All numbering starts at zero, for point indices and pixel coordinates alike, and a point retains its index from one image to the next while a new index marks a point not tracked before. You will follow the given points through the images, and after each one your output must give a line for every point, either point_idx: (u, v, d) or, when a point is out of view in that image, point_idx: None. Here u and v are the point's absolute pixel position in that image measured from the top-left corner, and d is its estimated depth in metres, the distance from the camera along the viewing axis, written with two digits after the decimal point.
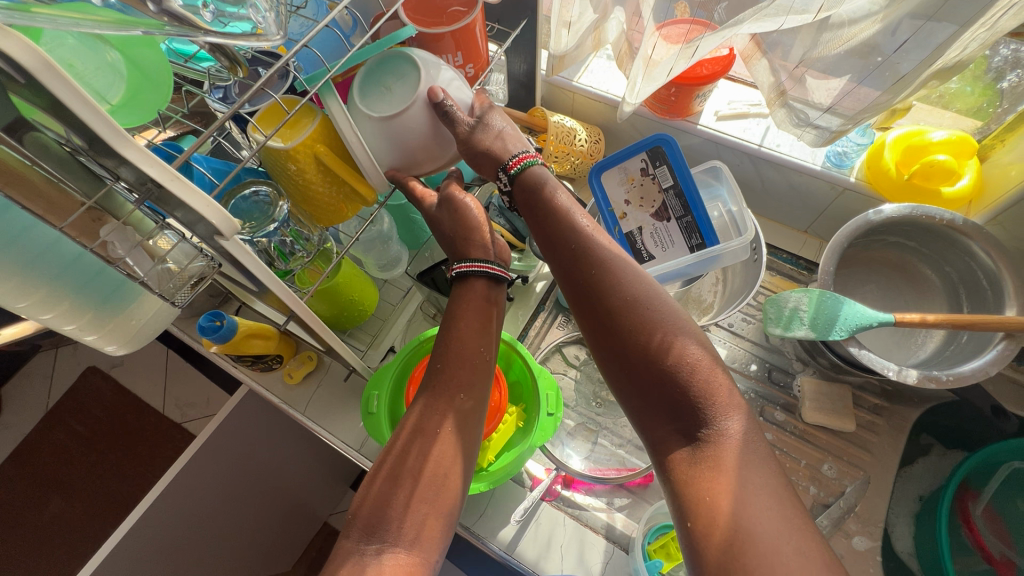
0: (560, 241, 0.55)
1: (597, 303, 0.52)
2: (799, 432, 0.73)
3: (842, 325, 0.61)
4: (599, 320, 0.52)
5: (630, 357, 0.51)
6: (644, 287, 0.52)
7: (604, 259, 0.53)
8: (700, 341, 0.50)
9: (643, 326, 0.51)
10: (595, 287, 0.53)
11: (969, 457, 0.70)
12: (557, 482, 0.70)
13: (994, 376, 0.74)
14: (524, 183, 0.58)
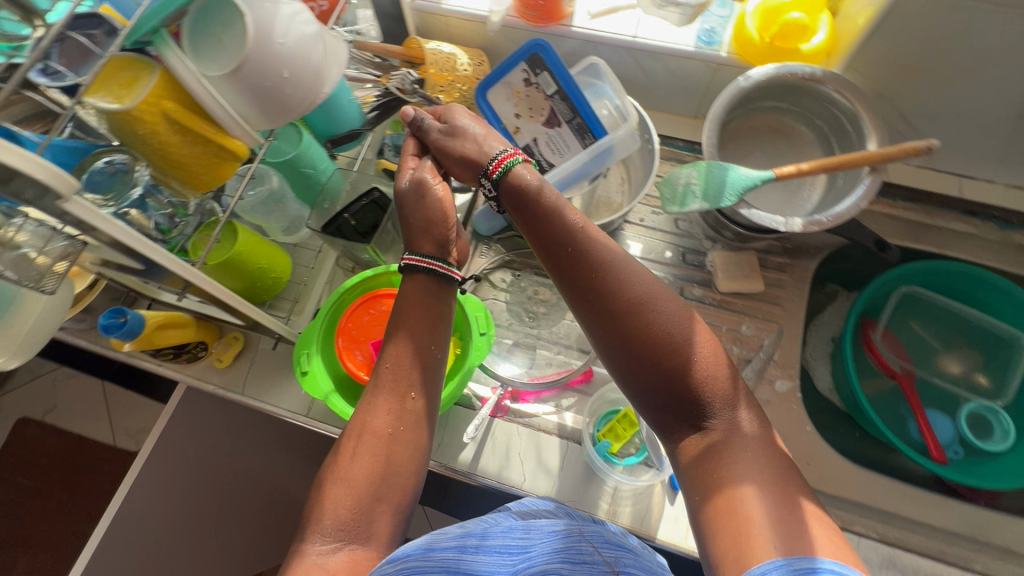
0: (558, 246, 0.55)
1: (603, 307, 0.53)
2: (717, 302, 0.79)
3: (732, 189, 0.64)
4: (605, 322, 0.53)
5: (638, 356, 0.52)
6: (652, 289, 0.53)
7: (608, 261, 0.54)
8: (706, 338, 0.52)
9: (651, 329, 0.51)
10: (602, 290, 0.53)
11: (859, 297, 0.78)
12: (505, 397, 0.73)
13: (877, 216, 0.81)
14: (519, 188, 0.58)
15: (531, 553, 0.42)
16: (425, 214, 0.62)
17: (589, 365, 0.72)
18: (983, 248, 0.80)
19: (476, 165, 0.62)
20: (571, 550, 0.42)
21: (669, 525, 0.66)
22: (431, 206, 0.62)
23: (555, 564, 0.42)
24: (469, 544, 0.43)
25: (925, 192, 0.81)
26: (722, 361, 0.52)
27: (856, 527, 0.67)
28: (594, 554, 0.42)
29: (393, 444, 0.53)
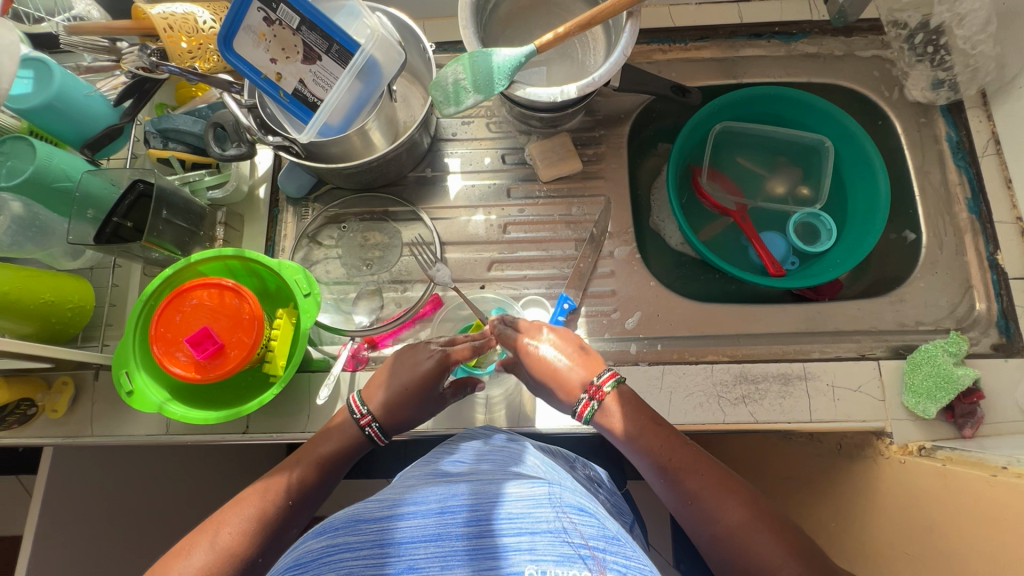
0: (646, 463, 0.55)
1: (694, 510, 0.52)
2: (545, 193, 0.79)
3: (499, 74, 0.63)
4: (702, 530, 0.51)
5: (738, 568, 0.48)
6: (747, 512, 0.49)
7: (705, 495, 0.51)
8: (820, 570, 0.45)
9: (746, 542, 0.48)
10: (692, 501, 0.52)
11: (673, 149, 0.80)
12: (362, 347, 0.72)
13: (673, 63, 0.82)
14: (614, 408, 0.58)
15: (476, 520, 0.30)
16: (407, 388, 0.60)
17: (435, 291, 0.74)
18: (774, 66, 0.83)
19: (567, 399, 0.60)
20: (536, 517, 0.30)
21: (544, 412, 0.68)
22: (417, 385, 0.61)
23: (514, 540, 0.29)
24: (393, 509, 0.31)
25: (710, 27, 0.82)
26: None
27: (710, 356, 0.71)
28: (568, 518, 0.30)
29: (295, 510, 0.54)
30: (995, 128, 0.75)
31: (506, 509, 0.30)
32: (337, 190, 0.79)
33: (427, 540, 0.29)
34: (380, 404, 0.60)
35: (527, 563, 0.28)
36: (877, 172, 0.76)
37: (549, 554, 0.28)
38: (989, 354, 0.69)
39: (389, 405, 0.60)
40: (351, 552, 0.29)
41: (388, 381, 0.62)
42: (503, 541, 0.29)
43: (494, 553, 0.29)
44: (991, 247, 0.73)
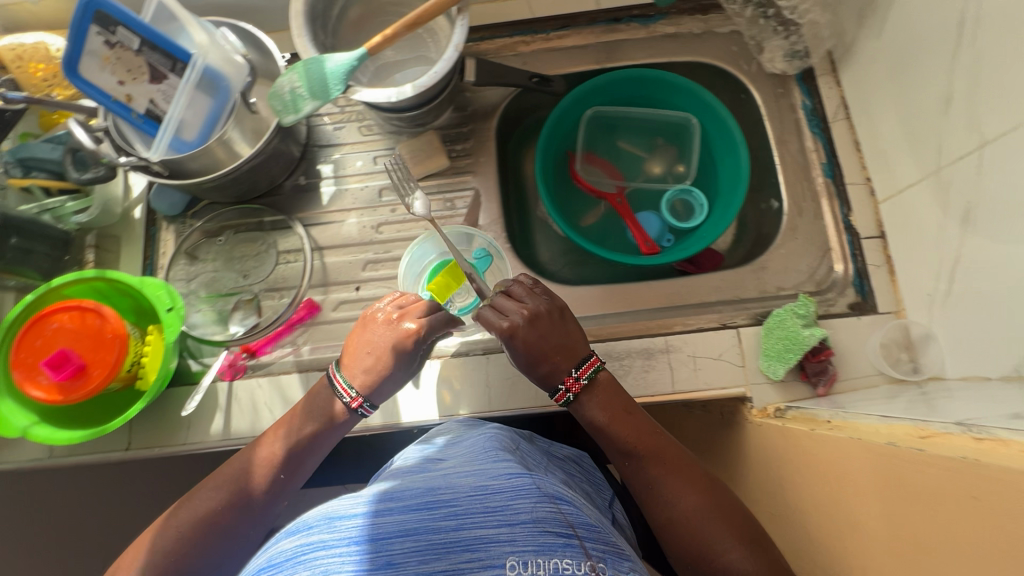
0: (614, 447, 0.57)
1: (649, 491, 0.55)
2: (417, 191, 0.80)
3: (333, 79, 0.64)
4: (653, 511, 0.54)
5: (681, 546, 0.52)
6: (701, 499, 0.53)
7: (664, 481, 0.54)
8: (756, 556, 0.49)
9: (695, 525, 0.52)
10: (649, 492, 0.55)
11: (542, 139, 0.81)
12: (238, 357, 0.73)
13: (536, 54, 0.84)
14: (589, 396, 0.59)
15: (458, 515, 0.35)
16: (380, 353, 0.60)
17: (308, 295, 0.76)
18: (636, 49, 0.84)
19: (569, 355, 0.60)
20: (512, 511, 0.36)
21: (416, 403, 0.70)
22: (393, 368, 0.60)
23: (493, 531, 0.35)
24: (380, 506, 0.35)
25: (570, 15, 0.84)
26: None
27: None
28: (540, 511, 0.36)
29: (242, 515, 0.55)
30: (843, 94, 0.77)
31: (484, 504, 0.36)
32: (213, 205, 0.80)
33: (412, 530, 0.34)
34: (364, 387, 0.60)
35: (506, 550, 0.34)
36: (737, 145, 0.79)
37: (524, 544, 0.34)
38: (846, 313, 0.71)
39: (373, 382, 0.60)
40: (345, 541, 0.33)
41: (361, 353, 0.60)
42: (485, 532, 0.34)
43: (475, 543, 0.34)
44: (846, 209, 0.74)
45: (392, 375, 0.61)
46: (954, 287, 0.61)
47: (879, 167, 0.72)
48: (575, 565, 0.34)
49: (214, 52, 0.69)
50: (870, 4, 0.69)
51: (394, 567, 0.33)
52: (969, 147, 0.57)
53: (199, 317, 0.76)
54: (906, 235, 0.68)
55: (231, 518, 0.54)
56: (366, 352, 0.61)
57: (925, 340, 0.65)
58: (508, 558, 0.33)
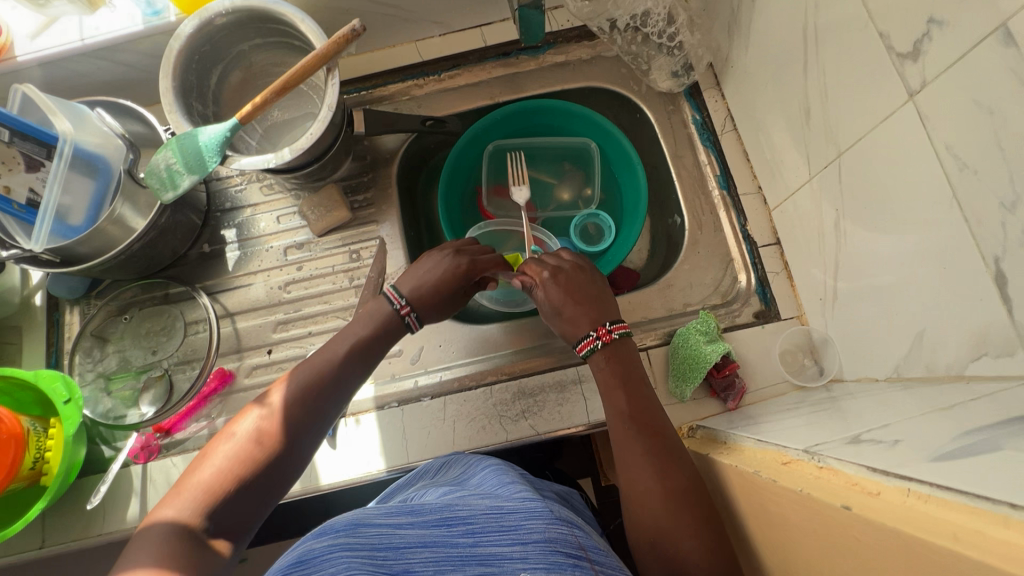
0: (615, 416, 0.59)
1: (632, 459, 0.56)
2: (322, 246, 0.80)
3: (208, 152, 0.64)
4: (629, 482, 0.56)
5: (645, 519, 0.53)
6: (678, 484, 0.53)
7: (650, 455, 0.55)
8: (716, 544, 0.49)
9: (667, 500, 0.52)
10: (623, 468, 0.57)
11: (441, 181, 0.82)
12: (152, 437, 0.71)
13: (429, 96, 0.84)
14: (606, 358, 0.62)
15: (475, 533, 0.42)
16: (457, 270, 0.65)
17: (219, 365, 0.75)
18: (529, 80, 0.85)
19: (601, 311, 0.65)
20: (525, 531, 0.42)
21: (331, 463, 0.69)
22: (427, 301, 0.64)
23: (506, 547, 0.41)
24: (403, 521, 0.41)
25: (459, 54, 0.84)
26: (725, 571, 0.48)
27: (491, 378, 0.73)
28: (551, 531, 0.43)
29: (259, 478, 0.50)
30: (729, 106, 0.79)
31: (500, 523, 0.43)
32: (116, 283, 0.79)
33: (433, 542, 0.40)
34: (411, 295, 0.63)
35: (517, 564, 0.40)
36: (635, 165, 0.81)
37: (535, 560, 0.40)
38: (751, 323, 0.72)
39: (419, 297, 0.63)
40: (372, 546, 0.38)
41: (403, 285, 0.65)
42: (499, 548, 0.41)
43: (490, 558, 0.40)
44: (742, 218, 0.76)
45: (366, 362, 0.60)
46: (839, 291, 0.63)
47: (767, 175, 0.73)
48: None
49: (88, 132, 0.69)
50: (737, 20, 0.71)
51: (413, 572, 0.38)
52: (831, 157, 0.58)
53: (109, 399, 0.74)
54: (796, 241, 0.69)
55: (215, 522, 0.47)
56: (332, 352, 0.59)
57: (824, 343, 0.66)
58: (520, 571, 0.39)
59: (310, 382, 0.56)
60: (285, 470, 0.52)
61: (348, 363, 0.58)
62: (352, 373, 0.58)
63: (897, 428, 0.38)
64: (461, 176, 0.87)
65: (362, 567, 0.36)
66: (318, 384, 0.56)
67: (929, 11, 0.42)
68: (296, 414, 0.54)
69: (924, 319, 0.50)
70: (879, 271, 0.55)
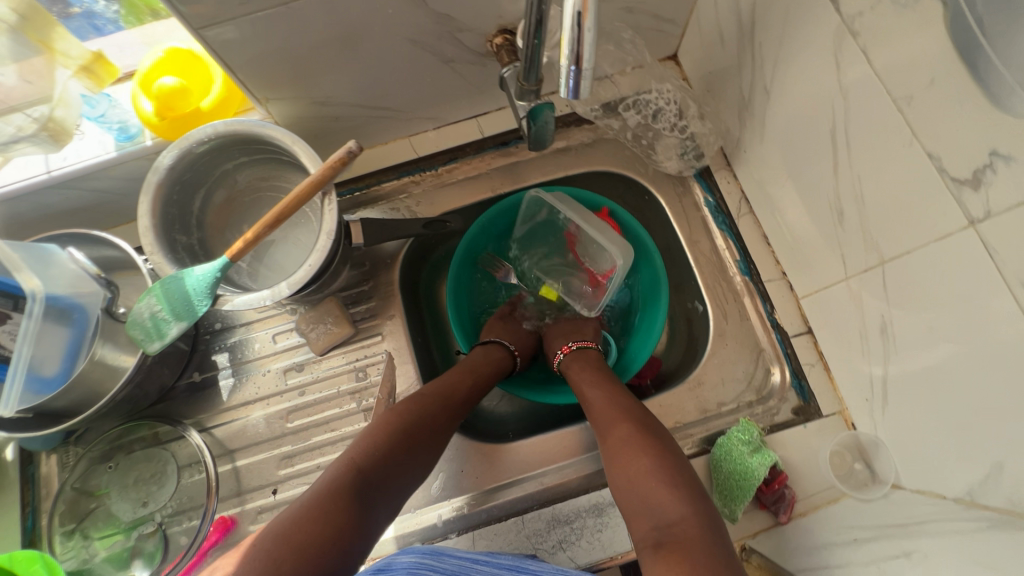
0: (591, 381, 0.68)
1: (603, 402, 0.64)
2: (324, 366, 0.74)
3: (197, 295, 0.58)
4: (604, 418, 0.63)
5: (620, 437, 0.60)
6: (641, 414, 0.62)
7: (617, 399, 0.64)
8: (673, 452, 0.59)
9: (636, 423, 0.61)
10: (595, 413, 0.64)
11: (449, 284, 0.77)
12: None
13: (428, 192, 0.80)
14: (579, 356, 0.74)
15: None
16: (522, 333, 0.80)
17: (221, 513, 0.68)
18: (531, 169, 0.81)
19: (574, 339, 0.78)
20: None
21: None
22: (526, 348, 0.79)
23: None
24: (474, 562, 0.52)
25: (456, 147, 0.80)
26: (686, 472, 0.57)
27: (521, 504, 0.68)
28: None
29: (388, 487, 0.55)
30: (742, 187, 0.76)
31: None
32: (97, 426, 0.72)
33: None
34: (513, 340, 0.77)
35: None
36: (652, 255, 0.77)
37: None
38: (791, 421, 0.68)
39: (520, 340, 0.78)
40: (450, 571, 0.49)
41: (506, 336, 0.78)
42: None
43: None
44: (769, 306, 0.72)
45: (468, 399, 0.66)
46: (889, 394, 0.59)
47: (792, 263, 0.70)
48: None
49: (60, 277, 0.62)
50: (748, 106, 0.68)
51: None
52: (872, 262, 0.55)
53: (97, 563, 0.67)
54: (831, 334, 0.66)
55: (344, 519, 0.50)
56: (439, 384, 0.65)
57: (874, 445, 0.62)
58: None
59: (428, 406, 0.62)
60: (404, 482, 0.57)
61: (455, 397, 0.65)
62: (459, 406, 0.65)
63: None
64: (467, 272, 0.83)
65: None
66: (435, 409, 0.63)
67: (991, 143, 0.39)
68: (419, 433, 0.59)
69: (1000, 450, 0.46)
70: (939, 387, 0.52)
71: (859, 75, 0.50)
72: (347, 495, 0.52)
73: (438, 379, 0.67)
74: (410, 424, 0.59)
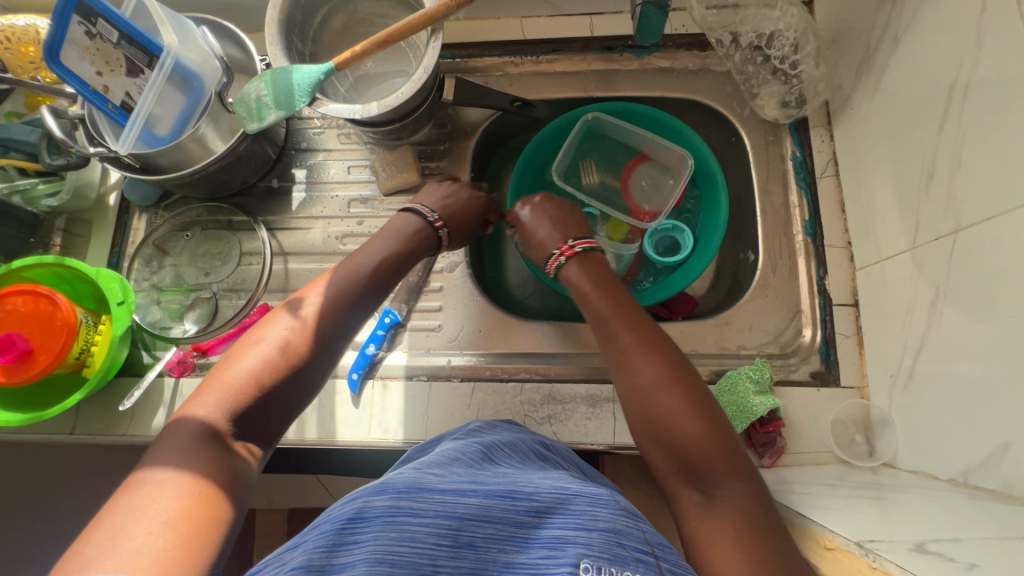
0: (608, 324, 0.59)
1: (625, 354, 0.56)
2: (385, 205, 0.80)
3: (299, 91, 0.64)
4: (628, 377, 0.55)
5: (645, 400, 0.53)
6: (668, 366, 0.54)
7: (638, 346, 0.56)
8: (709, 414, 0.52)
9: (664, 382, 0.53)
10: (620, 362, 0.56)
11: (516, 165, 0.80)
12: (189, 354, 0.73)
13: (522, 76, 0.82)
14: (581, 262, 0.63)
15: (539, 513, 0.37)
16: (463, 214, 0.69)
17: (264, 299, 0.76)
18: (628, 80, 0.81)
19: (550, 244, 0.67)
20: (591, 517, 0.36)
21: (350, 422, 0.69)
22: (456, 223, 0.68)
23: (570, 532, 0.35)
24: (467, 489, 0.36)
25: (562, 40, 0.82)
26: (726, 436, 0.51)
27: (524, 375, 0.72)
28: (618, 522, 0.37)
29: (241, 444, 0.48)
30: (835, 149, 0.73)
31: (565, 508, 0.37)
32: (185, 199, 0.81)
33: (497, 519, 0.35)
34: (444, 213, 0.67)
35: (579, 551, 0.34)
36: (720, 189, 0.76)
37: (598, 550, 0.35)
38: (805, 382, 0.68)
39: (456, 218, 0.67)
40: (433, 514, 0.34)
41: (430, 204, 0.68)
42: (561, 533, 0.35)
43: (553, 541, 0.35)
44: (822, 271, 0.71)
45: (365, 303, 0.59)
46: (915, 372, 0.58)
47: (861, 232, 0.68)
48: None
49: (190, 49, 0.70)
50: (868, 60, 0.65)
51: (476, 549, 0.34)
52: (946, 231, 0.53)
53: (158, 308, 0.77)
54: (877, 308, 0.64)
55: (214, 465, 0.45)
56: (302, 315, 0.56)
57: (882, 423, 0.62)
58: (582, 558, 0.34)
59: (295, 337, 0.54)
60: (266, 434, 0.51)
61: (325, 321, 0.56)
62: (333, 326, 0.56)
63: (969, 547, 0.36)
64: (537, 163, 0.85)
65: (425, 540, 0.33)
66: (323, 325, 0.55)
67: None
68: (276, 375, 0.51)
69: (1010, 430, 0.46)
70: (970, 366, 0.50)
71: (1004, 25, 0.47)
72: (201, 457, 0.45)
73: (312, 302, 0.57)
74: (264, 369, 0.51)
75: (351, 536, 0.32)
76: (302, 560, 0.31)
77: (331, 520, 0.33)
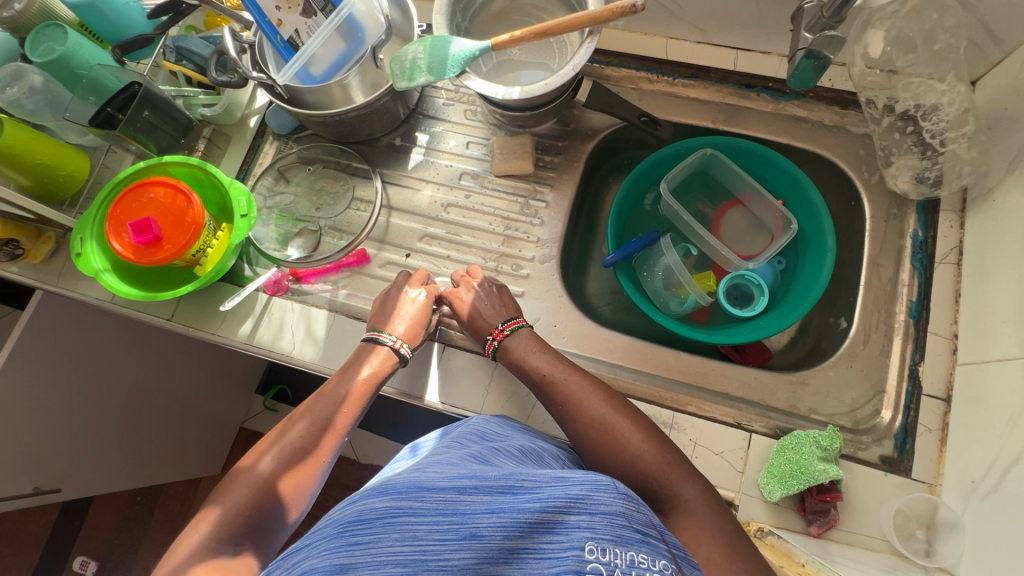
0: (554, 397, 0.62)
1: (583, 419, 0.60)
2: (494, 186, 0.83)
3: (453, 62, 0.68)
4: (591, 433, 0.59)
5: (608, 446, 0.58)
6: (625, 418, 0.59)
7: (587, 404, 0.60)
8: (666, 454, 0.57)
9: (615, 433, 0.58)
10: (574, 416, 0.60)
11: (629, 176, 0.81)
12: (285, 277, 0.80)
13: (654, 93, 0.83)
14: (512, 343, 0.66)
15: (541, 500, 0.37)
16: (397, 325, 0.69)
17: (363, 245, 0.80)
18: (758, 120, 0.81)
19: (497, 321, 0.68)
20: (592, 500, 0.37)
21: (415, 378, 0.71)
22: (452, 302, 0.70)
23: (573, 517, 0.36)
24: (467, 485, 0.37)
25: (703, 67, 0.82)
26: (689, 475, 0.56)
27: None
28: (620, 506, 0.37)
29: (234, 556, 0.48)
30: (963, 237, 0.70)
31: (564, 491, 0.37)
32: (315, 136, 0.87)
33: (500, 509, 0.36)
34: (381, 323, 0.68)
35: (585, 535, 0.35)
36: (825, 251, 0.75)
37: (601, 532, 0.35)
38: (874, 464, 0.65)
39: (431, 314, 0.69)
40: (433, 511, 0.35)
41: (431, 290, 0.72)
42: (567, 519, 0.36)
43: (560, 527, 0.35)
44: (918, 356, 0.68)
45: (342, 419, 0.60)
46: (1001, 483, 0.55)
47: (972, 326, 0.65)
48: (649, 561, 0.35)
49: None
50: None
51: (481, 539, 0.34)
52: None
53: (267, 230, 0.83)
54: (972, 408, 0.61)
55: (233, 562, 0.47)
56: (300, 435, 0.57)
57: (949, 526, 0.59)
58: (587, 542, 0.35)
59: (303, 447, 0.56)
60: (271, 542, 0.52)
61: (330, 426, 0.58)
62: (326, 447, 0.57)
63: None
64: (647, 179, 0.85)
65: (428, 535, 0.34)
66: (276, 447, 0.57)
67: None
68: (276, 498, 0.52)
69: None
70: None
71: None
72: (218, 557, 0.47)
73: (299, 423, 0.58)
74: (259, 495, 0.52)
75: (354, 535, 0.33)
76: (310, 565, 0.32)
77: (333, 524, 0.34)
